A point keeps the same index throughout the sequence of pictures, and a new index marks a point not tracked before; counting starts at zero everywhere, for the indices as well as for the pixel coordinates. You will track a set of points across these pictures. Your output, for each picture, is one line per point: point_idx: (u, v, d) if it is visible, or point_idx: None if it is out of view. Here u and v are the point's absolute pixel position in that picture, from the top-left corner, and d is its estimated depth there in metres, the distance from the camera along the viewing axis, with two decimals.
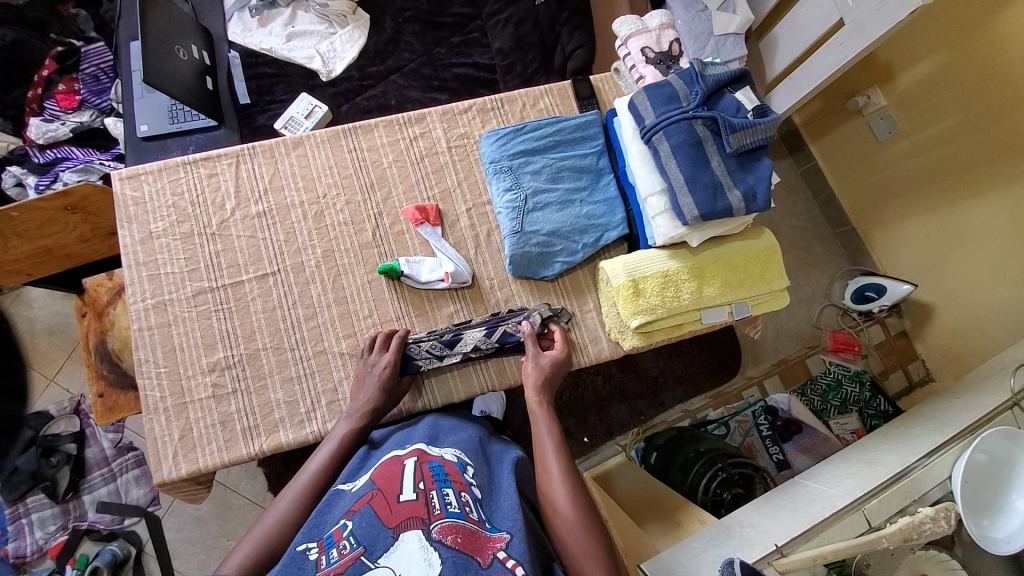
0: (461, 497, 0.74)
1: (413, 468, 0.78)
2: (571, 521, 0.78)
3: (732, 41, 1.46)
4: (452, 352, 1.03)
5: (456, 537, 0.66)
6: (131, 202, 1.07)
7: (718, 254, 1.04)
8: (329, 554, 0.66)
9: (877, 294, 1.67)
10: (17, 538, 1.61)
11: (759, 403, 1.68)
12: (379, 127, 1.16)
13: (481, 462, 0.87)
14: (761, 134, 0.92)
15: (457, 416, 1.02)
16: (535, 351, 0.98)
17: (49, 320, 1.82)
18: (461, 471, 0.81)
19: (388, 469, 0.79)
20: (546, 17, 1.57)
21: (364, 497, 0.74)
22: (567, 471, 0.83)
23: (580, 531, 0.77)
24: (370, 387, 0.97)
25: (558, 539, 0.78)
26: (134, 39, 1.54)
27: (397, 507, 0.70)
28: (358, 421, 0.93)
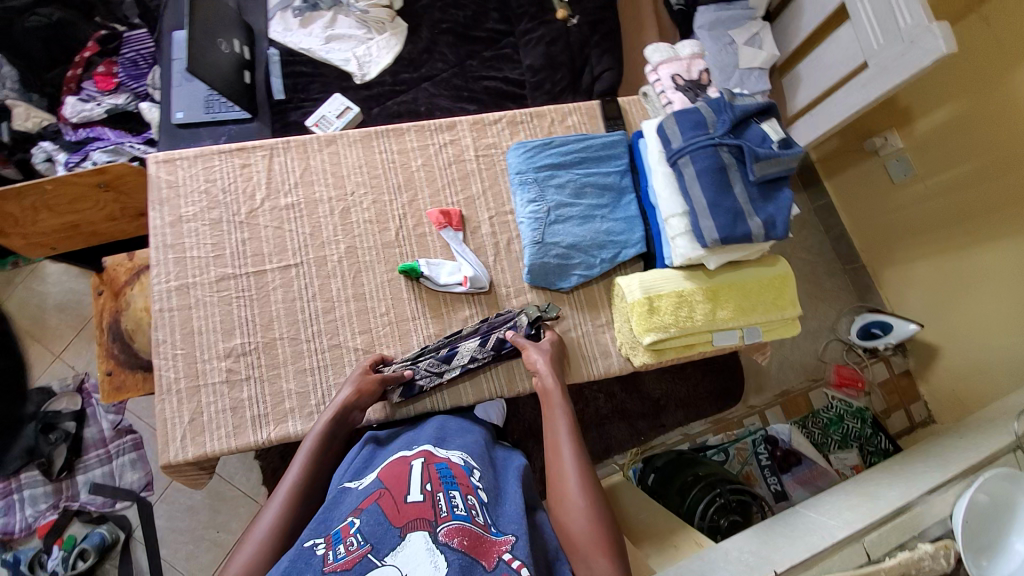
0: (467, 501, 0.75)
1: (420, 469, 0.79)
2: (581, 517, 0.79)
3: (757, 74, 1.57)
4: (451, 366, 1.03)
5: (462, 540, 0.67)
6: (165, 184, 1.09)
7: (731, 278, 1.05)
8: (336, 549, 0.66)
9: (882, 331, 1.69)
10: (7, 514, 1.62)
11: (759, 432, 1.69)
12: (411, 131, 1.19)
13: (487, 465, 0.88)
14: (784, 165, 0.95)
15: (463, 419, 1.03)
16: (530, 347, 1.01)
17: (61, 296, 1.85)
18: (467, 474, 0.81)
19: (395, 469, 0.80)
20: (578, 38, 1.64)
21: (372, 495, 0.74)
22: (580, 468, 0.85)
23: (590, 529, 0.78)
24: (342, 399, 0.94)
25: (569, 537, 0.79)
26: (178, 29, 1.59)
27: (404, 507, 0.71)
28: (327, 429, 0.91)
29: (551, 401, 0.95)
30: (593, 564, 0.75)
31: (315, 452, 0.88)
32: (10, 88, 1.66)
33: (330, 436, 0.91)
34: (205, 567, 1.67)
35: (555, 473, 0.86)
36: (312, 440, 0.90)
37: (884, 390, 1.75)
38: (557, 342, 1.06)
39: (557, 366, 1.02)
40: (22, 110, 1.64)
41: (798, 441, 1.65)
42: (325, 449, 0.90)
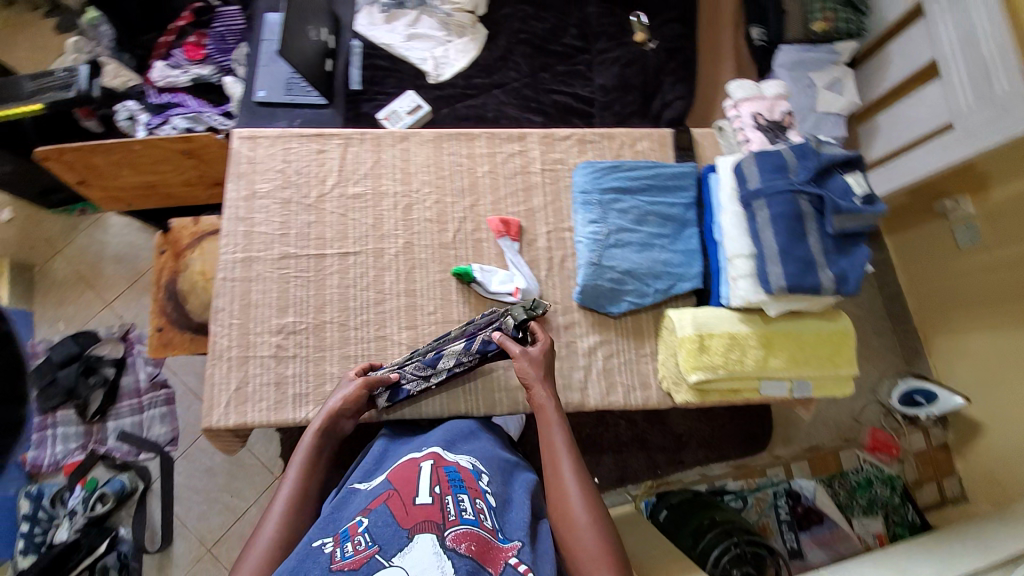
0: (476, 504, 0.77)
1: (429, 471, 0.81)
2: (586, 534, 0.82)
3: (833, 120, 1.59)
4: (436, 371, 1.02)
5: (469, 545, 0.70)
6: (245, 160, 1.15)
7: (788, 328, 1.01)
8: (344, 547, 0.69)
9: (926, 401, 1.63)
10: (39, 447, 1.72)
11: (782, 484, 1.62)
12: (481, 137, 1.21)
13: (496, 471, 0.90)
14: (864, 222, 0.92)
15: (486, 428, 1.04)
16: (518, 352, 0.96)
17: (119, 248, 1.96)
18: (476, 479, 0.83)
19: (404, 471, 0.82)
20: (654, 62, 1.66)
21: (381, 495, 0.77)
22: (582, 486, 0.87)
23: (593, 546, 0.81)
24: (329, 409, 0.95)
25: (573, 554, 0.82)
26: (271, 11, 1.66)
27: (412, 509, 0.73)
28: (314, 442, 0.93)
29: (547, 415, 0.94)
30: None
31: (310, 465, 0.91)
32: (107, 47, 1.81)
33: (323, 436, 0.94)
34: (215, 528, 1.72)
35: (557, 493, 0.87)
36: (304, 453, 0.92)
37: (917, 459, 1.69)
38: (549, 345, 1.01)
39: (549, 377, 0.99)
40: (114, 68, 1.76)
41: (822, 500, 1.59)
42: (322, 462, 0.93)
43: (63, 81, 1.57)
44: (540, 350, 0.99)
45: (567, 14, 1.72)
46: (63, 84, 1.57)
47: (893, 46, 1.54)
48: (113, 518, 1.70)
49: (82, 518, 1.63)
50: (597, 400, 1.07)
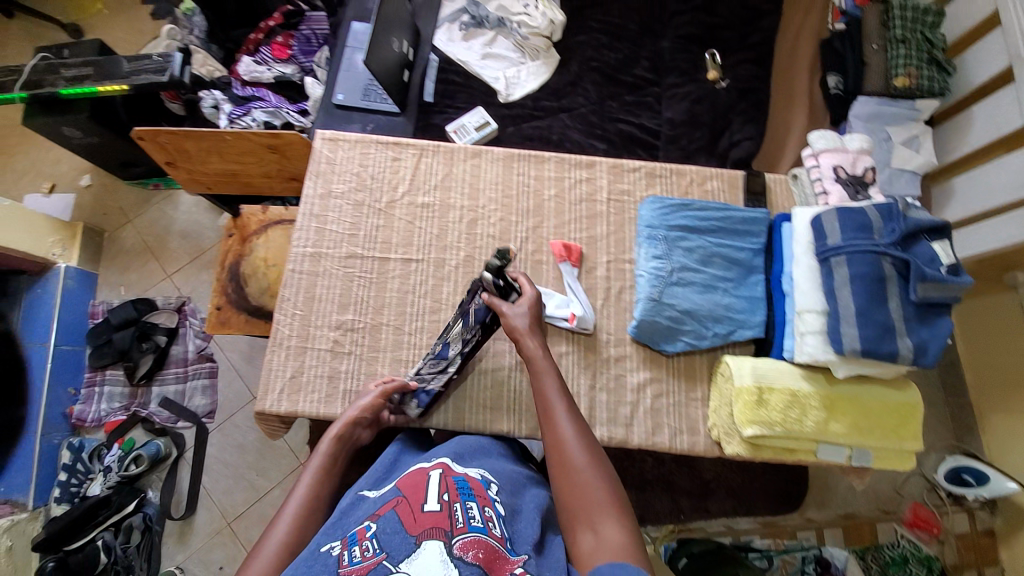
0: (484, 512, 0.74)
1: (438, 479, 0.79)
2: (588, 480, 0.78)
3: (908, 177, 1.53)
4: (450, 360, 1.00)
5: (477, 553, 0.67)
6: (325, 160, 1.20)
7: (852, 393, 0.97)
8: (351, 552, 0.68)
9: (975, 481, 1.51)
10: (86, 402, 1.81)
11: (812, 549, 1.53)
12: (551, 160, 1.22)
13: (508, 481, 0.86)
14: (952, 293, 0.88)
15: (508, 445, 1.01)
16: (504, 304, 0.92)
17: (186, 224, 2.07)
18: (485, 487, 0.81)
19: (413, 478, 0.80)
20: (724, 102, 1.65)
21: (390, 502, 0.75)
22: (578, 432, 0.83)
23: (597, 489, 0.77)
24: (351, 414, 0.94)
25: (575, 500, 0.77)
26: (357, 20, 1.75)
27: (421, 516, 0.71)
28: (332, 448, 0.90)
29: (538, 366, 0.91)
30: (601, 523, 0.74)
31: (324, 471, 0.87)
32: (198, 36, 1.93)
33: (341, 446, 0.91)
34: (237, 504, 1.76)
35: (554, 440, 0.83)
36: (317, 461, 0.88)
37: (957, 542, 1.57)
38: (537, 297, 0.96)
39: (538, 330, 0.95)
40: (202, 57, 1.87)
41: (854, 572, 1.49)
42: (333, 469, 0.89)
43: (157, 65, 1.68)
44: (525, 301, 0.95)
45: (641, 47, 1.74)
46: (157, 68, 1.68)
47: (978, 108, 1.49)
48: (144, 480, 1.76)
49: (116, 477, 1.68)
50: (641, 438, 1.04)
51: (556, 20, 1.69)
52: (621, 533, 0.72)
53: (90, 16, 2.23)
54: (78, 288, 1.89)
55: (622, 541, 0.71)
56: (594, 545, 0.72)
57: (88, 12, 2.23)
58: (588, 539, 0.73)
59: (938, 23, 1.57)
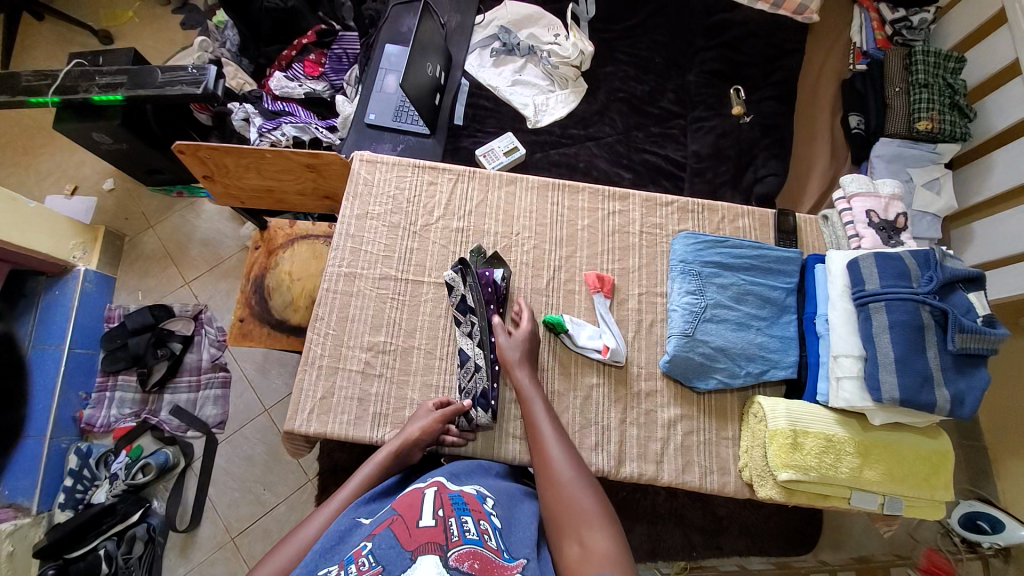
0: (479, 526, 0.72)
1: (433, 496, 0.76)
2: (575, 496, 0.81)
3: (929, 220, 1.51)
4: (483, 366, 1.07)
5: (473, 563, 0.64)
6: (363, 181, 1.21)
7: (887, 439, 0.98)
8: (347, 569, 0.63)
9: (991, 528, 1.36)
10: (96, 407, 1.79)
11: None
12: (584, 191, 1.24)
13: (505, 497, 0.85)
14: (989, 344, 0.88)
15: (514, 471, 1.00)
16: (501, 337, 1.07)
17: (207, 232, 2.08)
18: (480, 501, 0.79)
19: (407, 497, 0.77)
20: (748, 137, 1.68)
21: (384, 521, 0.72)
22: (566, 453, 0.89)
23: (585, 503, 0.79)
24: (410, 436, 0.96)
25: (562, 515, 0.79)
26: (390, 43, 1.79)
27: (417, 531, 0.68)
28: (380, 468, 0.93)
29: (529, 399, 0.99)
30: (587, 533, 0.74)
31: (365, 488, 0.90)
32: (230, 50, 1.97)
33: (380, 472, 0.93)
34: (242, 519, 1.72)
35: (543, 460, 0.88)
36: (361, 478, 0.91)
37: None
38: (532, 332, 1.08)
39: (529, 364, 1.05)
40: (234, 71, 1.93)
41: None
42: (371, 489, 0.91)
43: (192, 77, 1.71)
44: (523, 335, 1.07)
45: (667, 79, 1.78)
46: (191, 80, 1.70)
47: (1000, 153, 1.47)
48: (150, 489, 1.73)
49: (123, 485, 1.65)
50: (671, 476, 1.04)
51: (586, 52, 1.70)
52: (607, 542, 0.72)
53: (122, 24, 2.28)
54: (96, 292, 1.89)
55: (608, 548, 0.71)
56: (580, 555, 0.71)
57: (120, 20, 2.28)
58: (575, 549, 0.73)
59: (960, 68, 1.57)
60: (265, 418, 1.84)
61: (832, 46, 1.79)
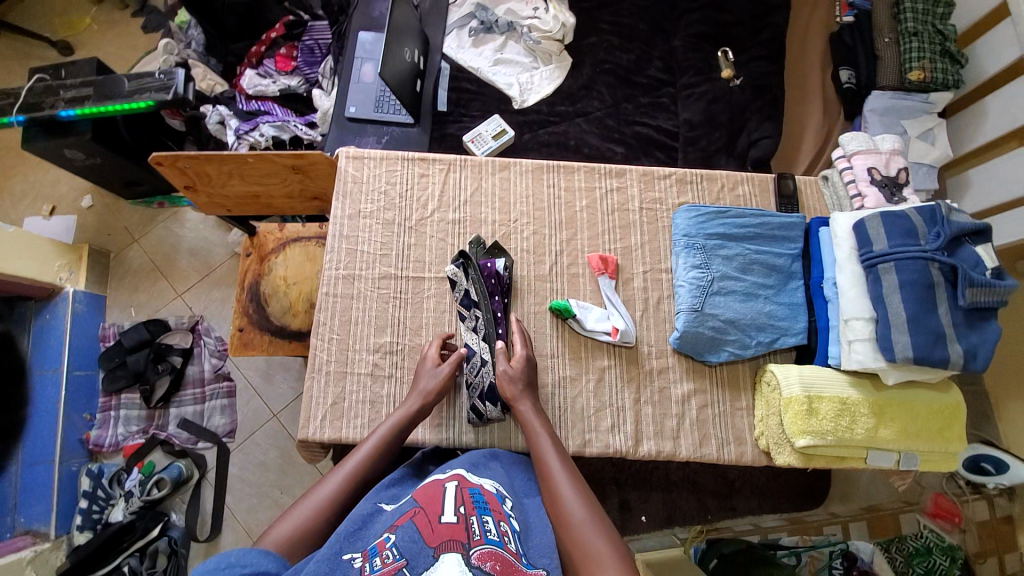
0: (500, 527, 0.72)
1: (454, 491, 0.76)
2: (587, 539, 0.75)
3: (925, 171, 1.48)
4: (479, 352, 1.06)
5: (494, 564, 0.64)
6: (351, 178, 1.17)
7: (902, 398, 0.98)
8: (372, 562, 0.64)
9: (995, 469, 1.35)
10: (102, 427, 1.77)
11: (839, 543, 1.48)
12: (580, 170, 1.21)
13: (520, 495, 0.86)
14: (999, 297, 0.87)
15: (530, 461, 1.00)
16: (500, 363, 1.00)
17: (194, 242, 2.03)
18: (500, 502, 0.79)
19: (429, 489, 0.77)
20: (740, 100, 1.64)
21: (406, 513, 0.72)
22: (577, 488, 0.83)
23: (595, 546, 0.74)
24: (418, 402, 0.98)
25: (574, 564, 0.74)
26: (363, 29, 1.72)
27: (438, 527, 0.68)
28: (398, 426, 0.95)
29: (535, 430, 0.94)
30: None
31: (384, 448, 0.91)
32: (196, 50, 1.88)
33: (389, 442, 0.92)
34: (262, 525, 1.73)
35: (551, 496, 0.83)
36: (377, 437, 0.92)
37: (979, 531, 1.45)
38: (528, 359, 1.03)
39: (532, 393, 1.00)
40: (202, 72, 1.85)
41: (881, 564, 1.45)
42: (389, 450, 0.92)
43: (160, 83, 1.63)
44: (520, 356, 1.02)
45: (653, 46, 1.72)
46: (160, 86, 1.63)
47: (992, 99, 1.44)
48: (167, 503, 1.73)
49: (138, 502, 1.64)
50: (689, 451, 1.05)
51: (568, 23, 1.66)
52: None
53: (80, 32, 2.17)
54: (88, 312, 1.85)
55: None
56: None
57: (77, 28, 2.17)
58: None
59: (949, 14, 1.54)
60: (275, 424, 1.83)
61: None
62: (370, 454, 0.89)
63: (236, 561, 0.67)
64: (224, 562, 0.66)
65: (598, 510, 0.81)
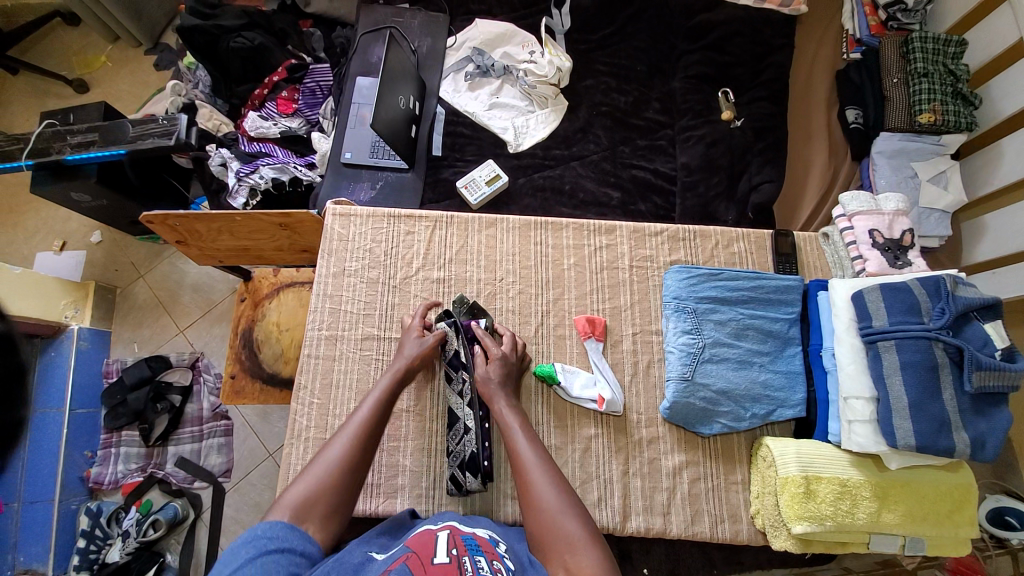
0: (493, 565, 0.69)
1: (446, 536, 0.74)
2: (558, 521, 0.75)
3: (937, 217, 1.40)
4: (463, 415, 1.03)
5: None
6: (337, 237, 1.18)
7: (906, 478, 0.92)
8: None
9: (1019, 523, 1.25)
10: (103, 464, 1.73)
11: None
12: (568, 227, 1.19)
13: (512, 540, 0.82)
14: (1009, 381, 0.84)
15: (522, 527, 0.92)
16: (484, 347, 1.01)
17: (197, 277, 2.03)
18: (493, 544, 0.76)
19: (421, 536, 0.75)
20: (740, 143, 1.60)
21: (399, 557, 0.69)
22: (549, 471, 0.83)
23: (570, 529, 0.74)
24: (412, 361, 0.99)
25: (548, 547, 0.74)
26: (362, 75, 1.73)
27: (430, 568, 0.65)
28: (395, 381, 0.95)
29: (502, 413, 0.93)
30: (572, 560, 0.71)
31: (386, 399, 0.92)
32: (203, 91, 1.92)
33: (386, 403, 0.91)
34: None
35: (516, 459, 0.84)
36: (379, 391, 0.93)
37: None
38: (506, 357, 1.01)
39: (508, 389, 0.98)
40: (208, 112, 1.85)
41: None
42: (390, 400, 0.93)
43: (163, 129, 1.65)
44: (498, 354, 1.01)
45: (650, 88, 1.70)
46: (163, 131, 1.65)
47: (1009, 140, 1.36)
48: (162, 543, 1.69)
49: (134, 543, 1.60)
50: (679, 528, 0.99)
51: (564, 67, 1.63)
52: (596, 566, 0.69)
53: (95, 70, 2.23)
54: (92, 349, 1.84)
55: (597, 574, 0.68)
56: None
57: (93, 66, 2.23)
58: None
59: (960, 53, 1.46)
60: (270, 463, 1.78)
61: (822, 38, 1.68)
62: (374, 409, 0.89)
63: (260, 535, 0.67)
64: (246, 542, 0.67)
65: (570, 494, 0.80)
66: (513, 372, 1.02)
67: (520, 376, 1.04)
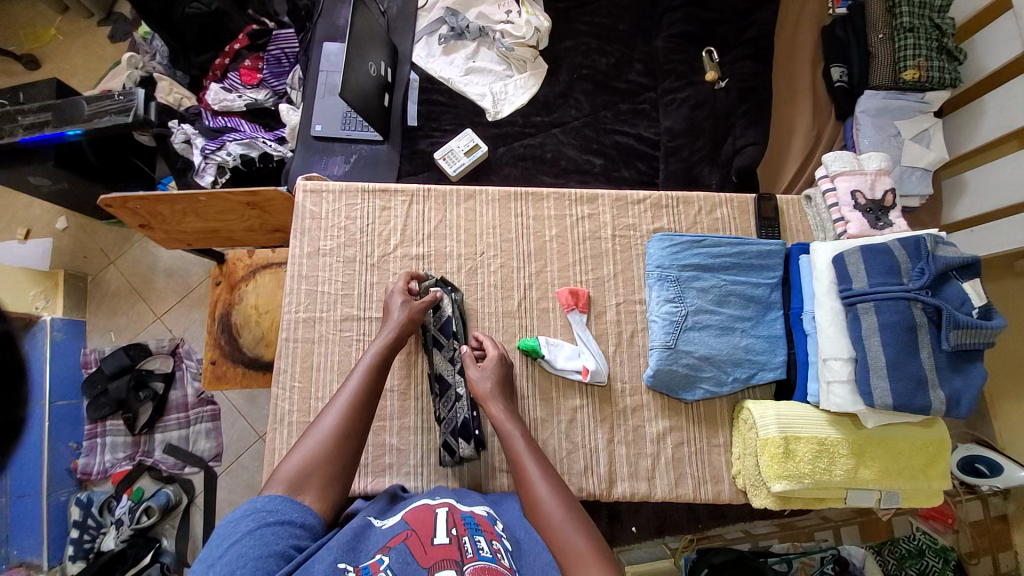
0: (493, 546, 0.72)
1: (445, 514, 0.76)
2: (565, 539, 0.73)
3: (918, 175, 1.38)
4: (451, 382, 1.05)
5: None
6: (309, 215, 1.13)
7: (882, 435, 0.95)
8: None
9: (989, 471, 1.30)
10: (89, 455, 1.70)
11: (830, 548, 1.32)
12: (549, 198, 1.16)
13: (508, 515, 0.85)
14: (984, 338, 0.85)
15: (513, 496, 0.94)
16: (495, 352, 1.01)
17: (171, 261, 1.95)
18: (491, 523, 0.78)
19: (419, 513, 0.76)
20: (724, 105, 1.56)
21: (399, 534, 0.70)
22: (551, 481, 0.83)
23: (576, 544, 0.73)
24: (398, 323, 0.98)
25: (557, 550, 0.73)
26: (328, 40, 1.66)
27: (431, 548, 0.67)
28: (384, 349, 0.94)
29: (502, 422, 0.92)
30: None
31: (374, 367, 0.91)
32: (161, 62, 1.79)
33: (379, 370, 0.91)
34: None
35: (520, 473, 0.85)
36: (369, 360, 0.92)
37: (971, 531, 1.38)
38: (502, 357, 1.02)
39: (504, 396, 0.97)
40: (167, 85, 1.73)
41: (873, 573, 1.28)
42: (381, 367, 0.92)
43: (120, 105, 1.53)
44: (491, 361, 0.99)
45: (632, 48, 1.63)
46: (120, 108, 1.53)
47: (992, 96, 1.33)
48: (157, 529, 1.66)
49: (128, 530, 1.59)
50: (664, 491, 1.02)
51: (542, 27, 1.56)
52: None
53: (44, 44, 2.07)
54: (67, 339, 1.77)
55: None
56: None
57: (42, 40, 2.07)
58: None
59: (947, 5, 1.42)
60: (261, 445, 1.76)
61: None
62: (365, 376, 0.89)
63: (262, 508, 0.70)
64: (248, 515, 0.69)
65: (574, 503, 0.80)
66: (511, 379, 1.01)
67: (511, 384, 1.01)
